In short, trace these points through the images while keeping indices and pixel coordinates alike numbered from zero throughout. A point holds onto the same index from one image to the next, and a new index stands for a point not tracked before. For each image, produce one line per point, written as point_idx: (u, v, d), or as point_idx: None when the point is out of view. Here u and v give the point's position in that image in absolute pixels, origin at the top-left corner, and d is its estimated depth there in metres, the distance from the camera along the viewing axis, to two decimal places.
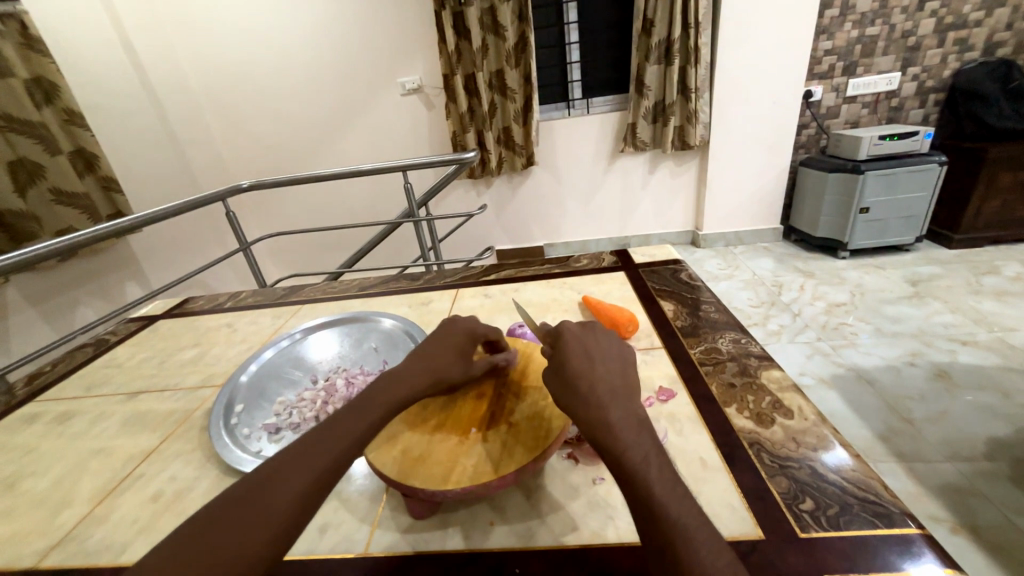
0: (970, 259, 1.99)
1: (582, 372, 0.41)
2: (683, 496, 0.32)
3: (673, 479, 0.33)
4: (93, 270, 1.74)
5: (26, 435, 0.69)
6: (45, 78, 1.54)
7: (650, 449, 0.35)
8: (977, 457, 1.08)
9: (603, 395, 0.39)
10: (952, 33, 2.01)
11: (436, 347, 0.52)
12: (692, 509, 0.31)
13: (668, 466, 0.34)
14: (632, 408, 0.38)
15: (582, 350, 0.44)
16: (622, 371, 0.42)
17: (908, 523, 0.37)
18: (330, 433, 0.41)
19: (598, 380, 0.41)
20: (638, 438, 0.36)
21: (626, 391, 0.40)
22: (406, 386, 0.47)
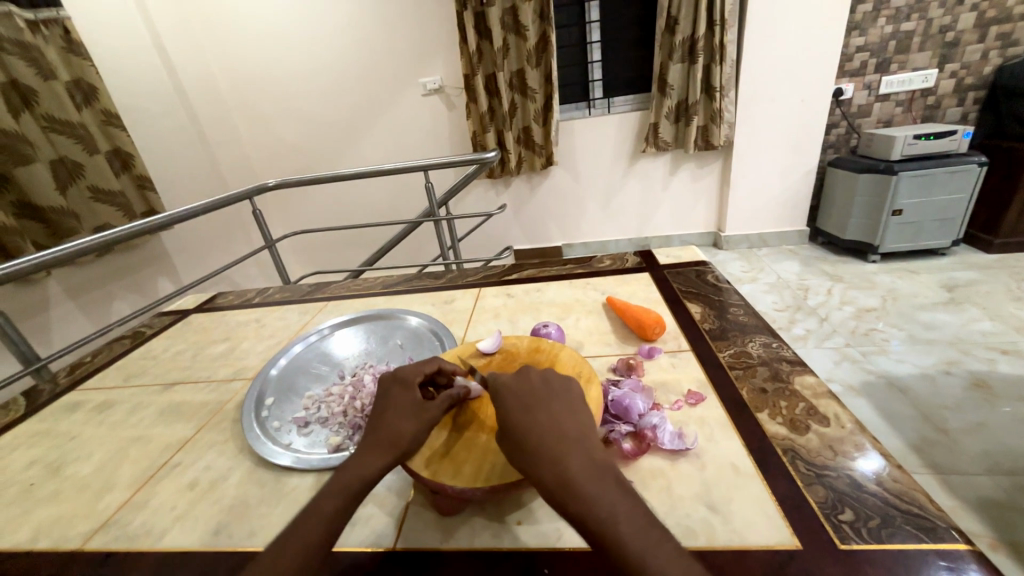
0: (1011, 264, 1.90)
1: (530, 424, 0.39)
2: (661, 551, 0.31)
3: (648, 533, 0.32)
4: (128, 266, 1.80)
5: (68, 423, 0.72)
6: (85, 81, 1.60)
7: (619, 502, 0.34)
8: (1018, 471, 1.03)
9: (555, 448, 0.37)
10: (994, 27, 1.92)
11: (389, 404, 0.47)
12: (678, 563, 0.31)
13: (643, 520, 0.33)
14: (590, 457, 0.37)
15: (526, 397, 0.42)
16: (573, 414, 0.41)
17: (955, 538, 0.36)
18: (329, 492, 0.40)
19: (547, 431, 0.38)
20: (604, 492, 0.34)
21: (579, 437, 0.38)
22: (380, 444, 0.43)
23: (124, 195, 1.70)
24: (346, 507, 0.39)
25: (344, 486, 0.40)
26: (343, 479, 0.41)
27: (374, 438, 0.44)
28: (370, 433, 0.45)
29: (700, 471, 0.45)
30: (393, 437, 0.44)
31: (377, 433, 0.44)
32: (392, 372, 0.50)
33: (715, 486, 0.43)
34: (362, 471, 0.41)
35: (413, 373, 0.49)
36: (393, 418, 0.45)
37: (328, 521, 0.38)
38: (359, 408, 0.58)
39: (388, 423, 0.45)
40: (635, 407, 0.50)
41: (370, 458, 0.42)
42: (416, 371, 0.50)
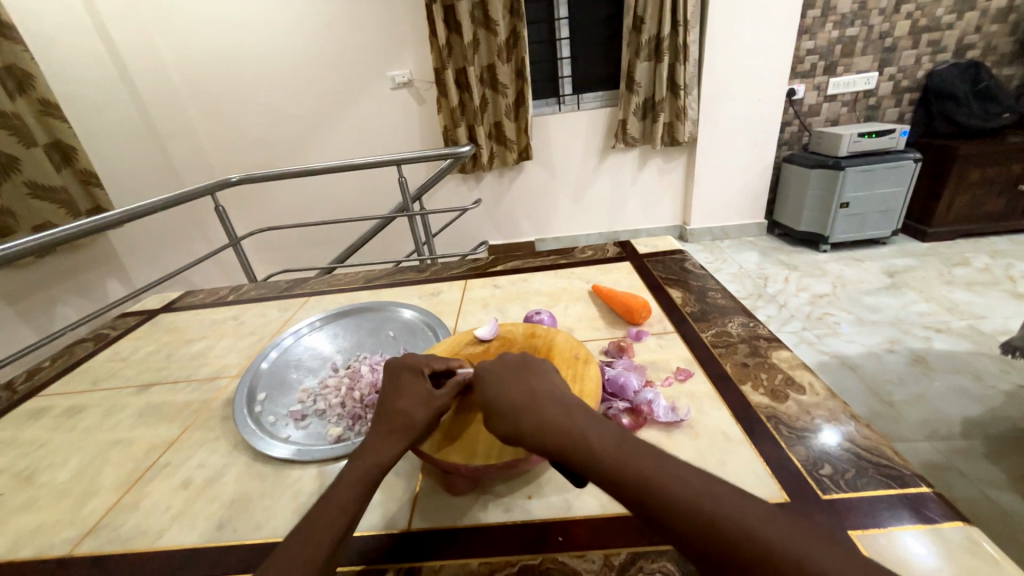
0: (942, 252, 2.09)
1: (502, 391, 0.41)
2: (636, 456, 0.33)
3: (622, 445, 0.34)
4: (73, 267, 1.68)
5: (34, 430, 0.67)
6: (18, 67, 1.47)
7: (591, 428, 0.36)
8: (953, 436, 1.14)
9: (525, 401, 0.39)
10: (926, 35, 2.10)
11: (397, 392, 0.47)
12: (657, 464, 0.32)
13: (616, 436, 0.35)
14: (558, 401, 0.39)
15: (496, 368, 0.44)
16: (546, 379, 0.43)
17: (919, 483, 0.41)
18: (348, 479, 0.40)
19: (517, 390, 0.41)
20: (575, 424, 0.36)
21: (548, 390, 0.41)
22: (393, 432, 0.44)
23: (67, 191, 1.59)
24: (366, 492, 0.40)
25: (362, 473, 0.41)
26: (359, 467, 0.41)
27: (387, 425, 0.44)
28: (382, 422, 0.45)
29: (695, 439, 0.48)
30: (406, 422, 0.44)
31: (390, 420, 0.45)
32: (400, 359, 0.50)
33: (709, 452, 0.46)
34: (378, 458, 0.42)
35: (424, 361, 0.50)
36: (405, 404, 0.45)
37: (349, 506, 0.38)
38: (358, 398, 0.58)
39: (398, 410, 0.45)
40: (630, 384, 0.52)
41: (385, 445, 0.43)
42: (426, 360, 0.50)
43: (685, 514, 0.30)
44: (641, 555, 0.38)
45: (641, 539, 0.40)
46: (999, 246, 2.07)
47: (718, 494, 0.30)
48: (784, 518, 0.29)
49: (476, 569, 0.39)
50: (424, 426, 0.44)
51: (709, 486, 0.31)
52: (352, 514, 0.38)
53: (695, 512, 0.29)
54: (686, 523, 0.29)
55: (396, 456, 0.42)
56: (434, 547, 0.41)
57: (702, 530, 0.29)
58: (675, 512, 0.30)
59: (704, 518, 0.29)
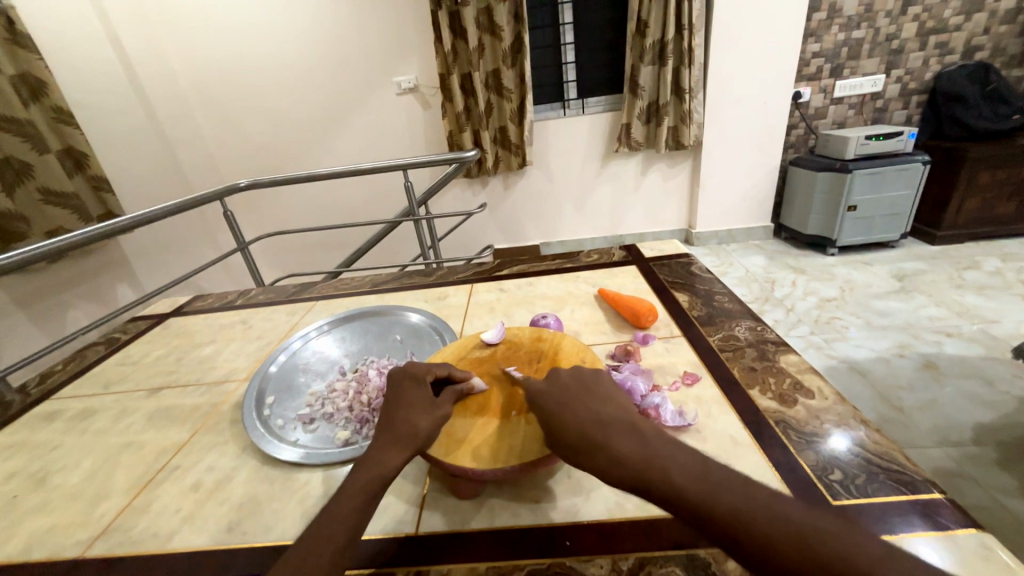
0: (953, 255, 2.06)
1: (567, 416, 0.40)
2: (723, 487, 0.31)
3: (702, 472, 0.33)
4: (85, 272, 1.71)
5: (48, 432, 0.69)
6: (32, 75, 1.50)
7: (669, 455, 0.34)
8: (965, 442, 1.12)
9: (595, 427, 0.38)
10: (933, 37, 2.08)
11: (401, 402, 0.47)
12: (737, 486, 0.31)
13: (698, 465, 0.33)
14: (630, 426, 0.38)
15: (561, 394, 0.43)
16: (608, 400, 0.42)
17: (931, 489, 0.41)
18: (353, 489, 0.40)
19: (586, 417, 0.40)
20: (651, 452, 0.35)
21: (619, 417, 0.39)
22: (393, 440, 0.44)
23: (79, 197, 1.61)
24: (368, 502, 0.39)
25: (364, 483, 0.40)
26: (362, 476, 0.41)
27: (390, 437, 0.44)
28: (384, 431, 0.45)
29: (702, 445, 0.48)
30: (409, 432, 0.44)
31: (391, 430, 0.44)
32: (400, 369, 0.50)
33: (717, 457, 0.46)
34: (381, 468, 0.41)
35: (423, 369, 0.50)
36: (407, 414, 0.46)
37: (351, 517, 0.38)
38: (365, 403, 0.59)
39: (401, 419, 0.45)
40: (636, 389, 0.52)
41: (386, 453, 0.43)
42: (425, 368, 0.51)
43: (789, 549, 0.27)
44: (649, 560, 0.38)
45: (649, 544, 0.40)
46: (1010, 249, 2.04)
47: (823, 529, 0.28)
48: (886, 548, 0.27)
49: (484, 574, 0.39)
50: (427, 435, 0.44)
51: (807, 516, 0.29)
52: (354, 524, 0.38)
53: (801, 546, 0.27)
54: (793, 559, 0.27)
55: (398, 465, 0.42)
56: (440, 552, 0.41)
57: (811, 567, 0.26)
58: (776, 551, 0.28)
59: (812, 555, 0.27)
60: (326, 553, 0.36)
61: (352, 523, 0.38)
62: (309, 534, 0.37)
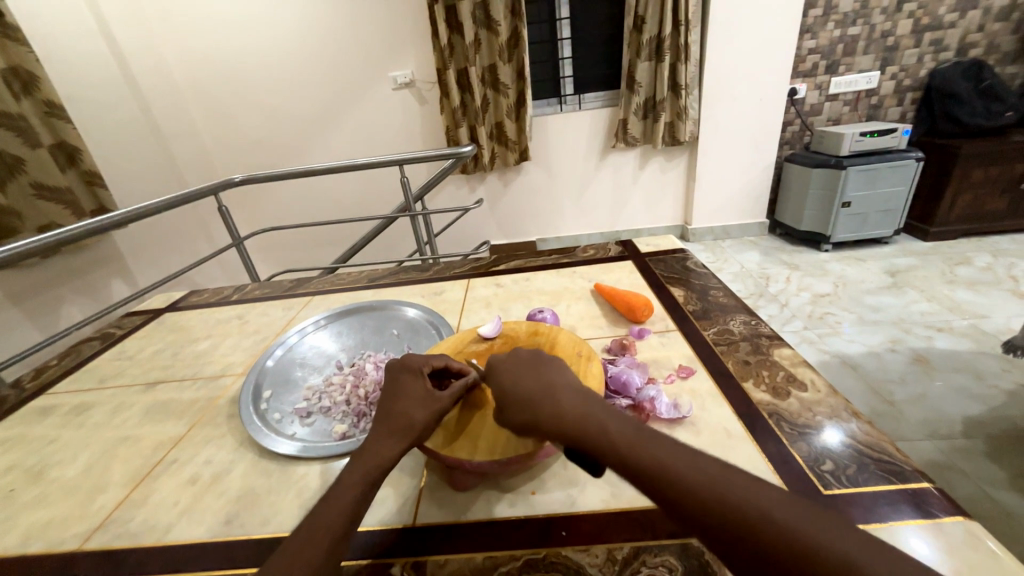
0: (945, 251, 2.08)
1: (521, 382, 0.42)
2: (655, 446, 0.33)
3: (638, 433, 0.34)
4: (78, 267, 1.69)
5: (43, 427, 0.68)
6: (24, 69, 1.48)
7: (611, 418, 0.36)
8: (955, 435, 1.14)
9: (545, 392, 0.40)
10: (928, 34, 2.09)
11: (399, 394, 0.47)
12: (668, 445, 0.33)
13: (635, 427, 0.35)
14: (578, 393, 0.39)
15: (518, 365, 0.44)
16: (562, 372, 0.43)
17: (919, 479, 0.41)
18: (351, 479, 0.40)
19: (538, 383, 0.41)
20: (594, 416, 0.37)
21: (570, 385, 0.41)
22: (391, 432, 0.44)
23: (72, 191, 1.60)
24: (365, 493, 0.40)
25: (362, 474, 0.41)
26: (360, 467, 0.41)
27: (388, 430, 0.44)
28: (382, 423, 0.45)
29: (697, 436, 0.49)
30: (407, 424, 0.44)
31: (390, 421, 0.45)
32: (398, 360, 0.51)
33: (710, 448, 0.47)
34: (379, 458, 0.42)
35: (422, 361, 0.50)
36: (405, 406, 0.46)
37: (348, 508, 0.38)
38: (362, 396, 0.59)
39: (399, 412, 0.45)
40: (632, 381, 0.53)
41: (384, 444, 0.43)
42: (423, 360, 0.50)
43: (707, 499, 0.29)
44: (644, 549, 0.39)
45: (643, 534, 0.40)
46: (1001, 245, 2.06)
47: (734, 479, 0.30)
48: (794, 499, 0.28)
49: (481, 564, 0.39)
50: (424, 426, 0.45)
51: (727, 471, 0.30)
52: (351, 514, 0.38)
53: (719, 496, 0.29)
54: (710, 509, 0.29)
55: (396, 456, 0.43)
56: (439, 542, 0.42)
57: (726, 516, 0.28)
58: (688, 498, 0.29)
59: (728, 505, 0.28)
60: (322, 542, 0.36)
61: (348, 513, 0.38)
62: (306, 523, 0.38)
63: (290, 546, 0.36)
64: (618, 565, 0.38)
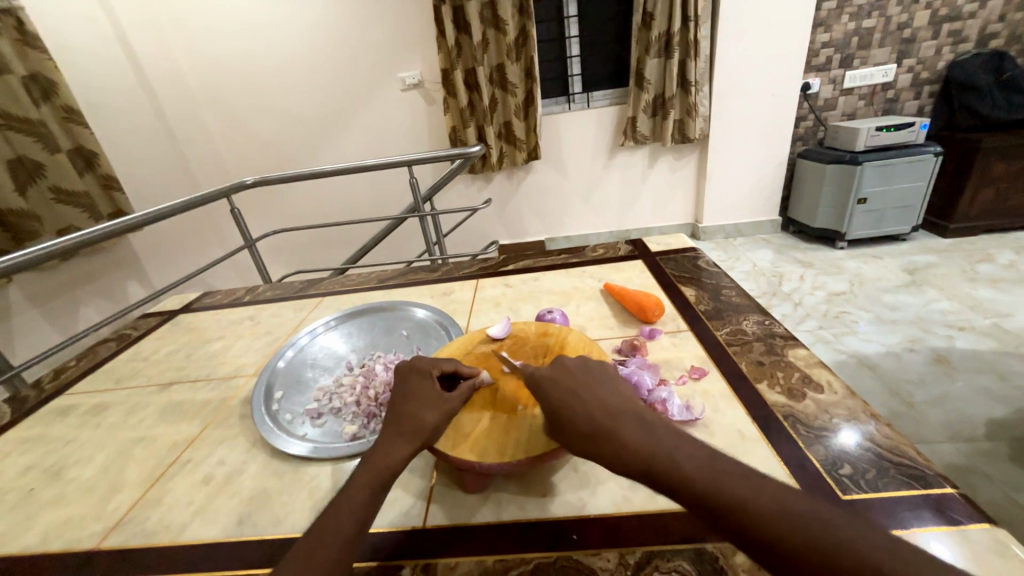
0: (965, 248, 2.03)
1: (576, 407, 0.40)
2: (732, 478, 0.31)
3: (709, 462, 0.32)
4: (96, 270, 1.73)
5: (62, 427, 0.70)
6: (43, 76, 1.52)
7: (677, 444, 0.34)
8: (977, 437, 1.11)
9: (603, 418, 0.38)
10: (946, 25, 2.04)
11: (408, 397, 0.47)
12: (745, 477, 0.31)
13: (705, 455, 0.33)
14: (637, 419, 0.37)
15: (569, 382, 0.42)
16: (616, 392, 0.41)
17: (942, 483, 0.40)
18: (361, 481, 0.40)
19: (594, 407, 0.39)
20: (659, 441, 0.35)
21: (628, 408, 0.39)
22: (401, 433, 0.44)
23: (89, 196, 1.63)
24: (375, 495, 0.40)
25: (372, 476, 0.41)
26: (370, 468, 0.41)
27: (397, 432, 0.44)
28: (392, 425, 0.45)
29: (710, 439, 0.48)
30: (416, 426, 0.44)
31: (399, 423, 0.45)
32: (408, 363, 0.51)
33: (725, 451, 0.46)
34: (388, 460, 0.42)
35: (430, 364, 0.50)
36: (414, 408, 0.46)
37: (359, 510, 0.38)
38: (372, 397, 0.59)
39: (408, 414, 0.45)
40: (643, 383, 0.52)
41: (393, 445, 0.43)
42: (432, 363, 0.51)
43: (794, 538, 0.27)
44: (656, 554, 0.38)
45: (656, 538, 0.40)
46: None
47: (826, 515, 0.28)
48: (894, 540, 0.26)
49: (492, 567, 0.39)
50: (434, 428, 0.45)
51: (813, 506, 0.28)
52: (361, 517, 0.38)
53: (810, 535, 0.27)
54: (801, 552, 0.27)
55: (406, 457, 0.42)
56: (448, 545, 0.42)
57: (813, 555, 0.26)
58: (779, 538, 0.28)
59: (820, 545, 0.26)
60: (333, 546, 0.36)
61: (359, 515, 0.38)
62: (318, 525, 0.38)
63: (302, 550, 0.36)
64: (630, 570, 0.37)
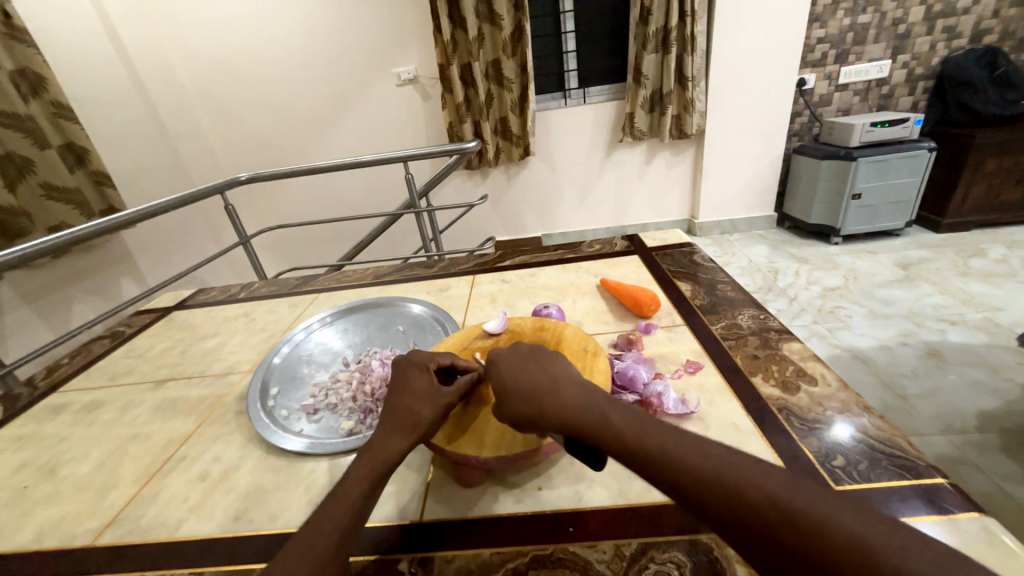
0: (958, 243, 2.05)
1: (520, 376, 0.41)
2: (659, 433, 0.32)
3: (640, 421, 0.34)
4: (89, 267, 1.71)
5: (56, 424, 0.69)
6: (31, 70, 1.49)
7: (612, 408, 0.36)
8: (968, 430, 1.12)
9: (548, 385, 0.39)
10: (941, 20, 2.05)
11: (405, 390, 0.47)
12: (670, 432, 0.33)
13: (635, 416, 0.35)
14: (579, 386, 0.39)
15: (518, 358, 0.44)
16: (563, 366, 0.43)
17: (934, 474, 0.41)
18: (358, 474, 0.40)
19: (538, 376, 0.41)
20: (596, 406, 0.36)
21: (570, 377, 0.40)
22: (398, 428, 0.44)
23: (81, 192, 1.62)
24: (373, 488, 0.40)
25: (370, 468, 0.41)
26: (367, 462, 0.41)
27: (394, 426, 0.44)
28: (389, 419, 0.45)
29: (705, 432, 0.48)
30: (413, 420, 0.44)
31: (396, 418, 0.45)
32: (405, 357, 0.51)
33: (720, 444, 0.46)
34: (386, 454, 0.42)
35: (428, 357, 0.50)
36: (412, 402, 0.46)
37: (356, 503, 0.38)
38: (368, 393, 0.59)
39: (405, 407, 0.45)
40: (639, 377, 0.53)
41: (390, 440, 0.43)
42: (429, 356, 0.50)
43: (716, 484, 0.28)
44: (651, 545, 0.39)
45: (651, 530, 0.40)
46: (1016, 236, 2.02)
47: (741, 462, 0.29)
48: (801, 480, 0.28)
49: (488, 560, 0.39)
50: (431, 422, 0.44)
51: (729, 453, 0.30)
52: (358, 510, 0.38)
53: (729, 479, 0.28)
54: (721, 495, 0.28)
55: (403, 452, 0.42)
56: (446, 538, 0.42)
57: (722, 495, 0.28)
58: (692, 481, 0.29)
59: (731, 487, 0.28)
60: (329, 538, 0.36)
61: (356, 508, 0.38)
62: (315, 518, 0.38)
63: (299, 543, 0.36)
64: (626, 562, 0.38)
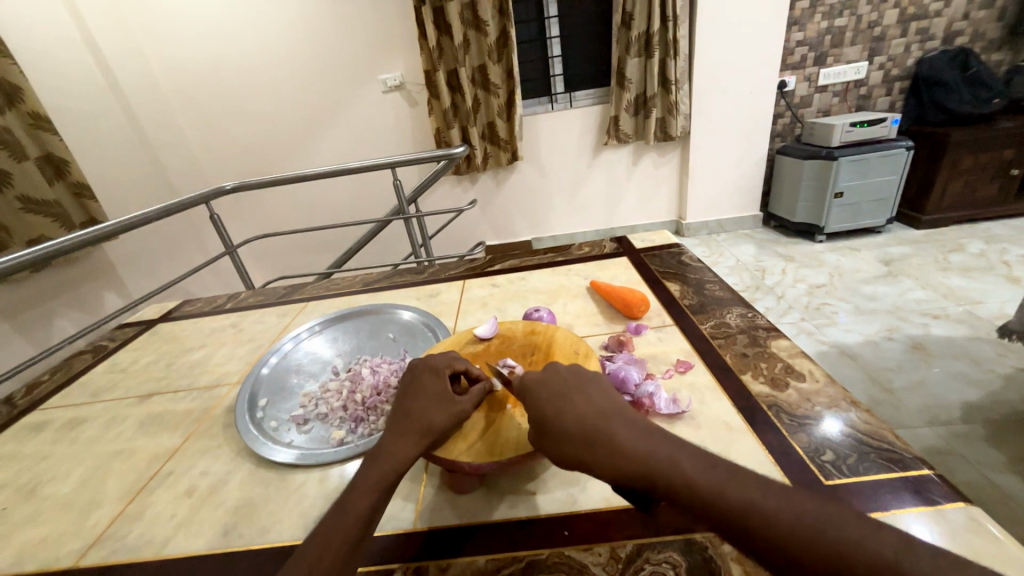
0: (937, 238, 2.09)
1: (569, 412, 0.38)
2: (732, 479, 0.30)
3: (708, 462, 0.31)
4: (69, 280, 1.68)
5: (36, 443, 0.67)
6: (7, 80, 1.46)
7: (673, 446, 0.33)
8: (953, 421, 1.15)
9: (598, 421, 0.37)
10: (914, 23, 2.11)
11: (420, 393, 0.47)
12: (746, 477, 0.30)
13: (702, 456, 0.32)
14: (634, 424, 0.36)
15: (561, 388, 0.41)
16: (607, 395, 0.40)
17: (920, 466, 0.41)
18: (367, 484, 0.39)
19: (587, 411, 0.38)
20: (656, 446, 0.33)
21: (619, 411, 0.38)
22: (409, 433, 0.43)
23: (61, 205, 1.58)
24: (381, 499, 0.39)
25: (379, 479, 0.40)
26: (375, 472, 0.40)
27: (405, 433, 0.43)
28: (399, 423, 0.44)
29: (697, 431, 0.48)
30: (425, 425, 0.44)
31: (408, 421, 0.44)
32: (421, 361, 0.50)
33: (711, 443, 0.47)
34: (394, 463, 0.41)
35: (445, 362, 0.50)
36: (424, 407, 0.45)
37: (363, 516, 0.37)
38: (359, 401, 0.59)
39: (418, 412, 0.45)
40: (630, 378, 0.53)
41: (401, 445, 0.42)
42: (447, 361, 0.50)
43: (801, 528, 0.26)
44: (647, 546, 0.39)
45: (646, 531, 0.40)
46: (993, 231, 2.08)
47: (831, 515, 0.27)
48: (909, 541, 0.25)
49: (483, 566, 0.39)
50: (442, 430, 0.44)
51: (818, 504, 0.27)
52: (365, 523, 0.37)
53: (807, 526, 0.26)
54: (806, 555, 0.26)
55: (411, 459, 0.42)
56: (441, 547, 0.41)
57: (818, 556, 0.25)
58: (781, 538, 0.27)
59: (828, 545, 0.25)
60: (335, 554, 0.35)
61: (363, 523, 0.37)
62: (321, 532, 0.37)
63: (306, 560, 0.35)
64: (621, 564, 0.38)
